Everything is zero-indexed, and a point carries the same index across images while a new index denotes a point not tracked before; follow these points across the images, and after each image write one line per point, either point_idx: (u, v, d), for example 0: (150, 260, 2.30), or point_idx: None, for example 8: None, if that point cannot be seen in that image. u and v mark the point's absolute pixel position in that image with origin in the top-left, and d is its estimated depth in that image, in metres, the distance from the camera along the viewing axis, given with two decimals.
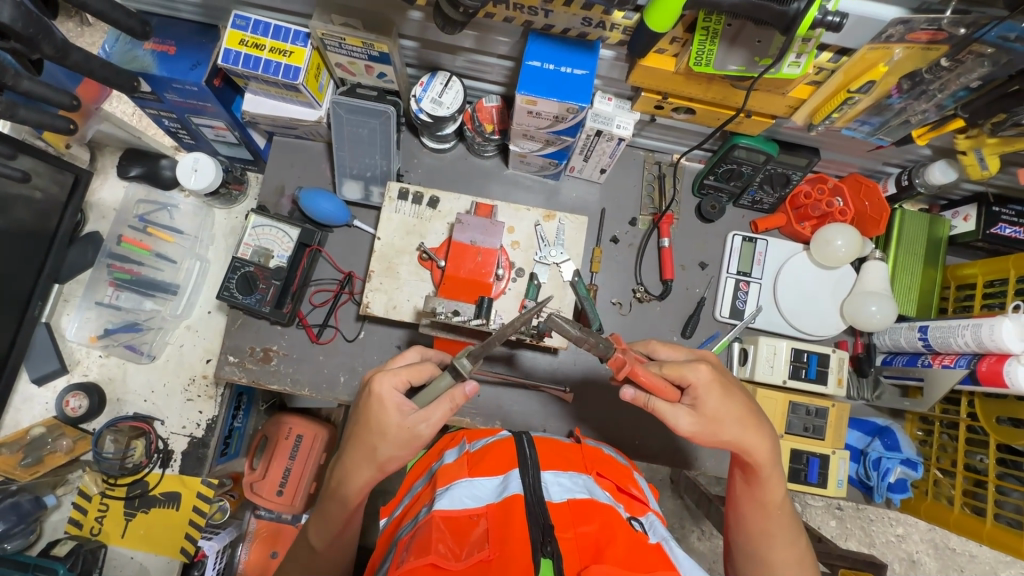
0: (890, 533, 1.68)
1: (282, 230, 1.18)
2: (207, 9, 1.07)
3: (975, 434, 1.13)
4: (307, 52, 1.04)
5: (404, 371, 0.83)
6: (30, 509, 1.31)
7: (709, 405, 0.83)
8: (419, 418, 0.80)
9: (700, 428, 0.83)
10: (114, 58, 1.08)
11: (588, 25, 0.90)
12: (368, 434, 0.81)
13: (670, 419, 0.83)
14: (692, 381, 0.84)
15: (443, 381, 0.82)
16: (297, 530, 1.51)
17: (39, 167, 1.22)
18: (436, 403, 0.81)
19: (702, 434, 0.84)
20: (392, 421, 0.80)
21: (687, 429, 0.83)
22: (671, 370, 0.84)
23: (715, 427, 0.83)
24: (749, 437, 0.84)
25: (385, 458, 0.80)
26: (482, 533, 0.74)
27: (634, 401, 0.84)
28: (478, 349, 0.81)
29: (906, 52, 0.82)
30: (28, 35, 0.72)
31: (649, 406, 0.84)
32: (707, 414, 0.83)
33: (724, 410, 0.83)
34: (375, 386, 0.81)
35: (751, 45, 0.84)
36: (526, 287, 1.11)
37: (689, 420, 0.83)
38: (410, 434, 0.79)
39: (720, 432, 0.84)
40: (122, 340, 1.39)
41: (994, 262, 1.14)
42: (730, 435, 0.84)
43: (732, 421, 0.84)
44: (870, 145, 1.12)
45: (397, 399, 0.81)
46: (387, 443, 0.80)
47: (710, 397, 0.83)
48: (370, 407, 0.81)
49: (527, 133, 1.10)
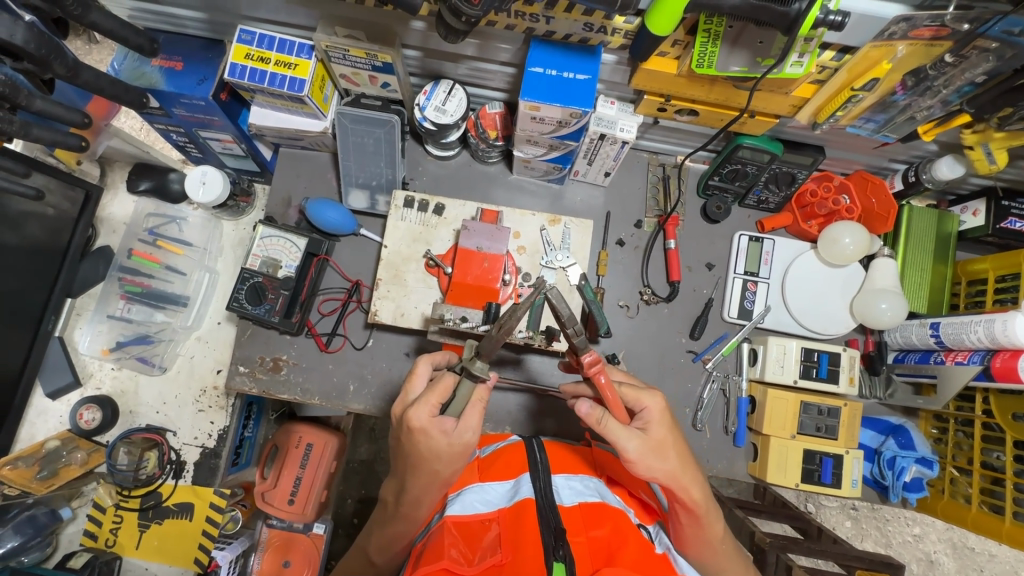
0: (906, 533, 1.67)
1: (290, 240, 1.19)
2: (213, 24, 1.09)
3: (990, 431, 1.11)
4: (312, 64, 1.05)
5: (432, 394, 0.80)
6: (46, 522, 1.32)
7: (657, 432, 0.81)
8: (463, 428, 0.78)
9: (642, 454, 0.78)
10: (122, 75, 1.10)
11: (590, 30, 0.91)
12: (425, 464, 0.79)
13: (619, 436, 0.78)
14: (646, 407, 0.84)
15: (466, 387, 0.81)
16: (309, 540, 1.50)
17: (51, 184, 1.25)
18: (470, 409, 0.80)
19: (643, 463, 0.79)
20: (442, 445, 0.77)
21: (631, 453, 0.78)
22: (630, 392, 0.86)
23: (659, 457, 0.79)
24: (687, 474, 0.80)
25: (449, 475, 0.80)
26: (494, 538, 0.74)
27: (586, 417, 0.80)
28: (487, 346, 0.80)
29: (909, 49, 0.82)
30: (40, 55, 0.74)
31: (600, 424, 0.79)
32: (654, 439, 0.80)
33: (669, 440, 0.81)
34: (412, 421, 0.78)
35: (753, 46, 0.84)
36: (530, 313, 1.08)
37: (636, 443, 0.78)
38: (462, 447, 0.78)
39: (661, 462, 0.79)
40: (134, 352, 1.40)
41: (1006, 257, 1.13)
42: (672, 465, 0.79)
43: (674, 452, 0.81)
44: (876, 142, 1.11)
45: (438, 423, 0.77)
46: (443, 463, 0.78)
47: (660, 424, 0.82)
48: (415, 441, 0.78)
49: (530, 138, 1.10)
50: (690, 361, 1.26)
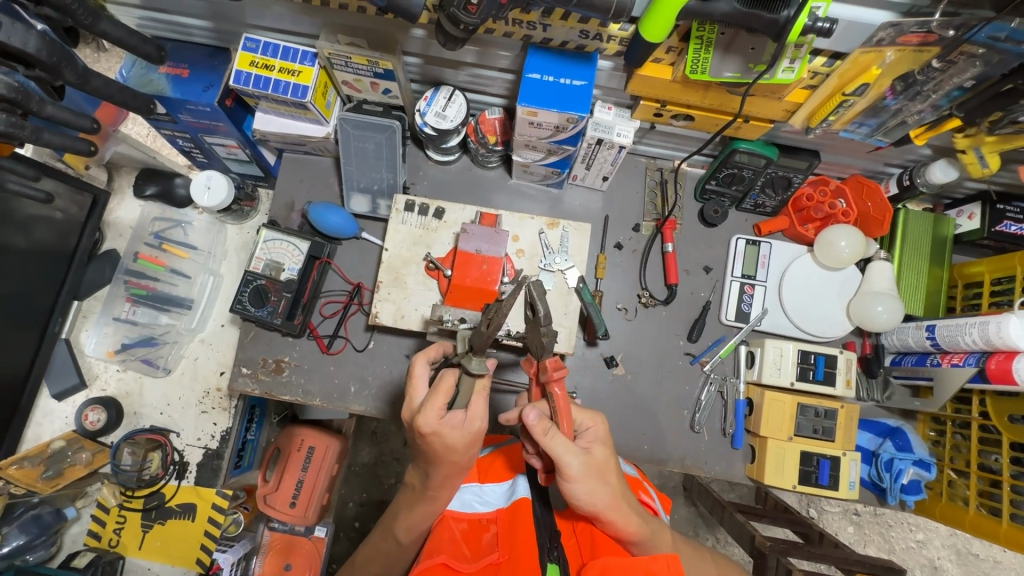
0: (909, 539, 1.66)
1: (292, 244, 1.21)
2: (219, 33, 1.12)
3: (987, 433, 1.12)
4: (315, 71, 1.08)
5: (437, 395, 0.77)
6: (51, 521, 1.34)
7: (599, 453, 0.78)
8: (472, 418, 0.78)
9: (584, 474, 0.74)
10: (130, 82, 1.12)
11: (586, 37, 0.93)
12: (439, 458, 0.79)
13: (564, 451, 0.73)
14: (591, 426, 0.81)
15: (468, 382, 0.80)
16: (310, 544, 1.51)
17: (60, 189, 1.28)
18: (476, 399, 0.79)
19: (584, 484, 0.75)
20: (454, 438, 0.77)
21: (575, 470, 0.74)
22: (578, 411, 0.82)
23: (601, 479, 0.76)
24: (625, 501, 0.77)
25: (466, 462, 0.81)
26: (492, 538, 0.78)
27: (533, 426, 0.74)
28: (477, 343, 0.77)
29: (898, 54, 0.84)
30: (52, 63, 0.77)
31: (546, 435, 0.74)
32: (595, 460, 0.76)
33: (611, 462, 0.78)
34: (423, 427, 0.76)
35: (745, 52, 0.86)
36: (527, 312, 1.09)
37: (579, 460, 0.74)
38: (474, 433, 0.78)
39: (602, 485, 0.75)
40: (139, 354, 1.42)
41: (1000, 260, 1.14)
42: (613, 490, 0.76)
43: (613, 478, 0.77)
44: (870, 147, 1.13)
45: (449, 421, 0.77)
46: (459, 454, 0.78)
47: (603, 444, 0.79)
48: (429, 443, 0.78)
49: (529, 143, 1.12)
50: (688, 363, 1.27)
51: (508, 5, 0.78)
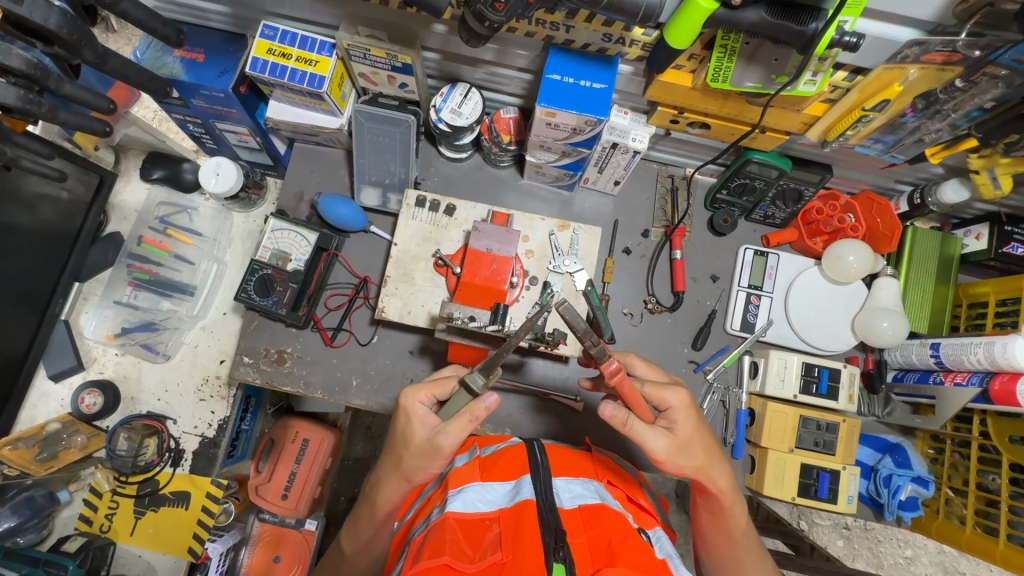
0: (899, 555, 1.67)
1: (300, 234, 1.21)
2: (236, 18, 1.11)
3: (987, 453, 1.12)
4: (332, 62, 1.07)
5: (430, 385, 0.88)
6: (43, 504, 1.32)
7: (683, 430, 0.85)
8: (441, 430, 0.82)
9: (671, 452, 0.84)
10: (145, 63, 1.12)
11: (609, 40, 0.93)
12: (396, 444, 0.87)
13: (647, 438, 0.82)
14: (671, 405, 0.86)
15: (461, 398, 0.85)
16: (301, 535, 1.52)
17: (68, 168, 1.27)
18: (457, 417, 0.82)
19: (673, 460, 0.84)
20: (416, 434, 0.84)
21: (660, 452, 0.83)
22: (653, 391, 0.86)
23: (686, 453, 0.84)
24: (714, 465, 0.86)
25: (410, 468, 0.85)
26: (495, 538, 0.75)
27: (611, 419, 0.81)
28: (489, 362, 0.83)
29: (921, 72, 0.84)
30: (72, 40, 0.77)
31: (626, 425, 0.82)
32: (680, 438, 0.84)
33: (694, 436, 0.85)
34: (402, 401, 0.87)
35: (768, 62, 0.85)
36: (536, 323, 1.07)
37: (664, 443, 0.83)
38: (432, 445, 0.82)
39: (688, 459, 0.85)
40: (139, 338, 1.41)
41: (1006, 281, 1.15)
42: (698, 461, 0.85)
43: (699, 448, 0.86)
44: (883, 163, 1.14)
45: (422, 412, 0.86)
46: (410, 454, 0.84)
47: (686, 421, 0.85)
48: (399, 419, 0.87)
49: (544, 144, 1.12)
50: (691, 370, 1.26)
51: (535, 4, 0.78)
